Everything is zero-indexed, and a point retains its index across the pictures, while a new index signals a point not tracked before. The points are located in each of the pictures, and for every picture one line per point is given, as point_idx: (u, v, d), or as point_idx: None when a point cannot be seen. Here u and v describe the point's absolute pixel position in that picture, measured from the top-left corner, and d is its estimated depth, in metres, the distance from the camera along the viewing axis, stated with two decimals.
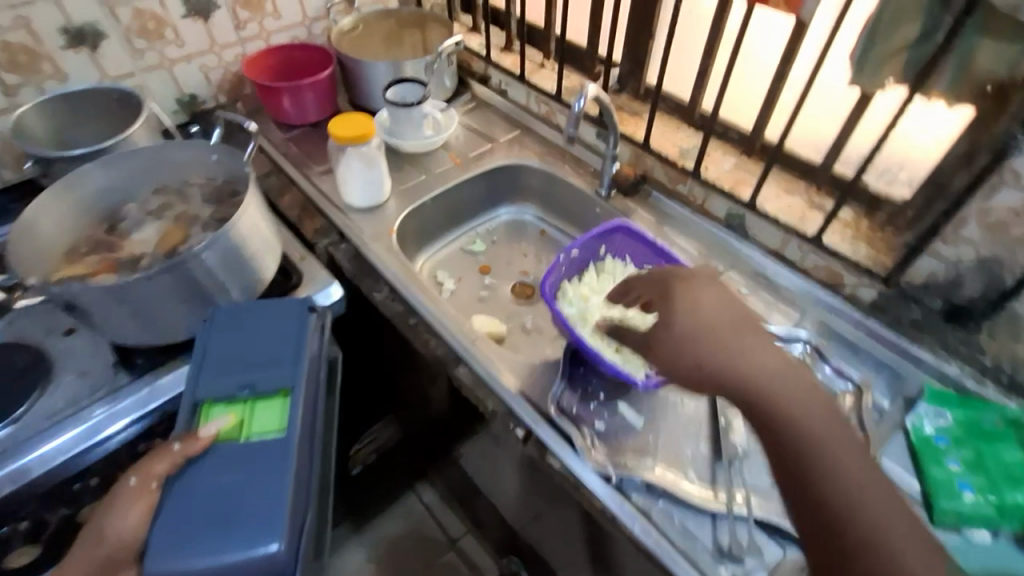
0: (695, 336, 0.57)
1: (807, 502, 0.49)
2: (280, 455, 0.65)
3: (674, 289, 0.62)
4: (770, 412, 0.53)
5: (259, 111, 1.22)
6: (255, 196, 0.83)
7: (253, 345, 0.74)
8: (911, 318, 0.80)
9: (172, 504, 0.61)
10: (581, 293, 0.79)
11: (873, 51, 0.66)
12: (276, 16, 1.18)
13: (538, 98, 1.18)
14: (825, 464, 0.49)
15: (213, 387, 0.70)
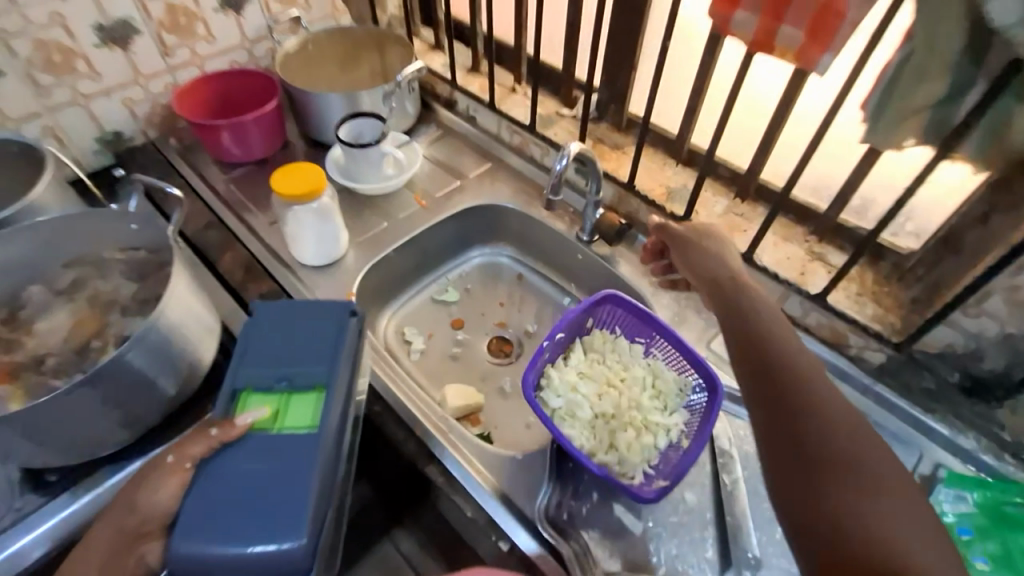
0: (721, 289, 0.66)
1: (792, 429, 0.51)
2: (309, 455, 0.61)
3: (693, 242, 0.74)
4: (768, 347, 0.57)
5: (195, 147, 1.08)
6: (182, 271, 0.72)
7: (291, 338, 0.70)
8: (924, 387, 0.74)
9: (201, 489, 0.59)
10: (565, 382, 0.70)
11: (888, 106, 0.58)
12: (210, 39, 1.04)
13: (510, 128, 1.07)
14: (815, 394, 0.52)
15: (253, 371, 0.67)
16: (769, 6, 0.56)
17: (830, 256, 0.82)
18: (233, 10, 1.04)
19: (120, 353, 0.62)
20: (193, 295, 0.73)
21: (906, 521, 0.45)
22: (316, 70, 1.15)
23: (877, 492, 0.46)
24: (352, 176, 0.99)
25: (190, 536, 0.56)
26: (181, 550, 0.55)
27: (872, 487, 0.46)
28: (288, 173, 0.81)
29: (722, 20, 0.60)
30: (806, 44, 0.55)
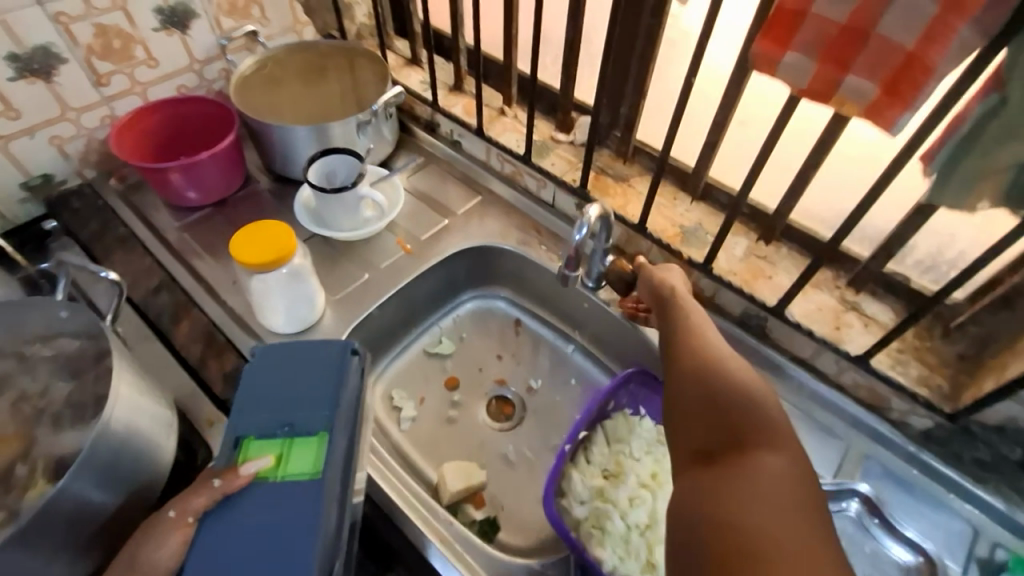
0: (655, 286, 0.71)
1: (693, 378, 0.56)
2: (314, 502, 0.56)
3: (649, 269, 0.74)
4: (680, 324, 0.64)
5: (140, 187, 0.95)
6: (125, 365, 0.61)
7: (292, 384, 0.64)
8: (975, 458, 0.67)
9: (203, 545, 0.54)
10: (592, 482, 0.66)
11: (964, 163, 0.50)
12: (152, 63, 0.90)
13: (501, 157, 0.96)
14: (713, 351, 0.58)
15: (255, 420, 0.62)
16: (831, 53, 0.47)
17: (865, 306, 0.75)
18: (178, 29, 0.90)
19: (58, 487, 0.52)
20: (139, 392, 0.61)
21: (786, 426, 0.50)
22: (277, 91, 0.98)
23: (763, 413, 0.51)
24: (327, 221, 0.87)
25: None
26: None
27: (760, 410, 0.51)
28: (249, 237, 0.69)
29: (769, 63, 0.51)
30: (879, 101, 0.47)
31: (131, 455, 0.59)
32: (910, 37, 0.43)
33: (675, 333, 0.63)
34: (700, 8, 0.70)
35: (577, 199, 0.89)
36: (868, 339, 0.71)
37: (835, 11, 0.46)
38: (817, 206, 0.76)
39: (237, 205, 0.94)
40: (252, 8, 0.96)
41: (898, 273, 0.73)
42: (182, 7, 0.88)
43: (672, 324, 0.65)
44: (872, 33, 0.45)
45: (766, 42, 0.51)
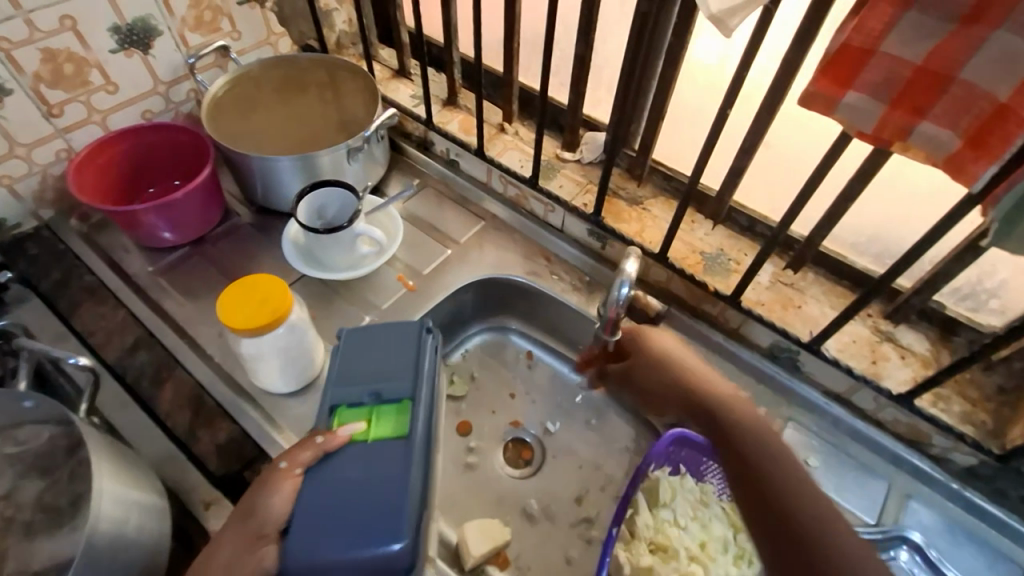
0: (655, 361, 0.64)
1: (752, 485, 0.55)
2: (406, 458, 0.52)
3: (649, 345, 0.65)
4: (711, 411, 0.60)
5: (106, 226, 0.86)
6: (106, 460, 0.54)
7: (375, 357, 0.60)
8: (1022, 496, 0.64)
9: (305, 498, 0.50)
10: (640, 563, 0.62)
11: None
12: (110, 89, 0.81)
13: (503, 179, 0.88)
14: (759, 447, 0.56)
15: (342, 389, 0.58)
16: (902, 98, 0.43)
17: (900, 336, 0.71)
18: (139, 49, 0.80)
19: None
20: (134, 484, 0.55)
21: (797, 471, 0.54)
22: (254, 114, 0.87)
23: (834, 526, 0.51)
24: (320, 259, 0.80)
25: (297, 541, 0.48)
26: (289, 557, 0.47)
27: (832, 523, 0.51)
28: (237, 297, 0.64)
29: (826, 103, 0.46)
30: (961, 152, 0.43)
31: (135, 562, 0.53)
32: (1003, 86, 0.39)
33: (711, 423, 0.60)
34: (734, 38, 0.64)
35: (589, 225, 0.82)
36: (906, 374, 0.68)
37: (910, 51, 0.41)
38: (849, 232, 0.71)
39: (217, 242, 0.86)
40: (221, 21, 0.86)
41: (936, 301, 0.69)
42: (141, 24, 0.79)
43: (700, 411, 0.61)
44: (954, 78, 0.40)
45: (823, 81, 0.46)
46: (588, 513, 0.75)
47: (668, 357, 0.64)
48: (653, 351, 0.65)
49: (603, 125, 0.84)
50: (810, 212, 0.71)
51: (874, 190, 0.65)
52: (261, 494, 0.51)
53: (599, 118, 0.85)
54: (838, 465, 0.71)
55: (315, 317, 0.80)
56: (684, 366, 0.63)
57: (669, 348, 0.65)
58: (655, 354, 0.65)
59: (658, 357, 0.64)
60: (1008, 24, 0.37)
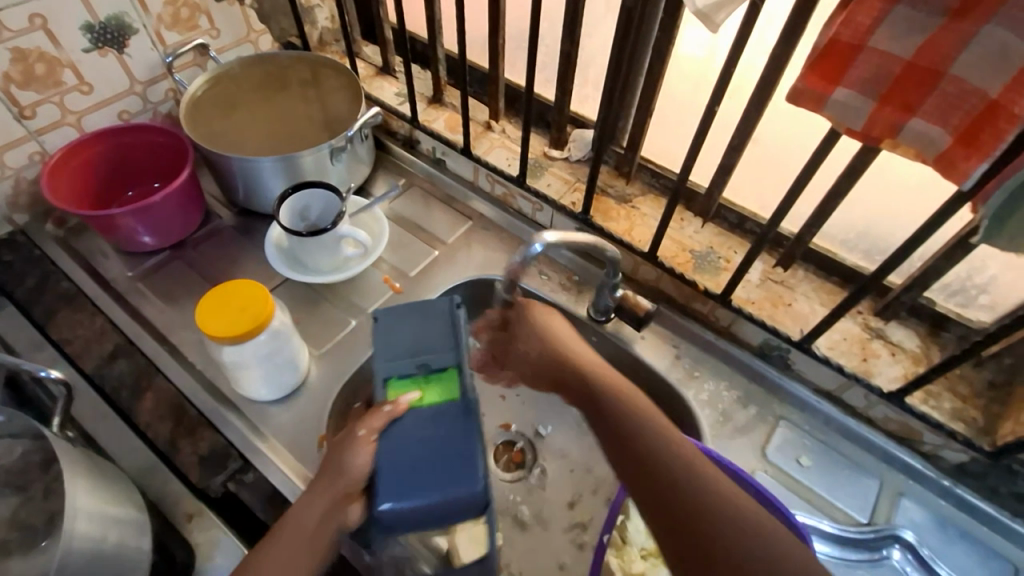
0: (554, 356, 0.61)
1: (650, 486, 0.47)
2: (466, 415, 0.54)
3: (545, 335, 0.63)
4: (608, 414, 0.54)
5: (83, 230, 0.84)
6: (80, 476, 0.52)
7: (413, 331, 0.60)
8: (1014, 492, 0.64)
9: (381, 457, 0.52)
10: (633, 568, 0.63)
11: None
12: (84, 89, 0.78)
13: (490, 178, 0.87)
14: (657, 442, 0.50)
15: (389, 362, 0.58)
16: (892, 94, 0.42)
17: (891, 333, 0.70)
18: (113, 47, 0.78)
19: None
20: (112, 499, 0.54)
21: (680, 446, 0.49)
22: (235, 114, 0.85)
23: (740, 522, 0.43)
24: (303, 262, 0.78)
25: (385, 496, 0.50)
26: (381, 511, 0.50)
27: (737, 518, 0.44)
28: (215, 305, 0.62)
29: (814, 100, 0.45)
30: (953, 150, 0.42)
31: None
32: (994, 82, 0.38)
33: (606, 427, 0.53)
34: (722, 32, 0.63)
35: (577, 224, 0.81)
36: (897, 371, 0.68)
37: (899, 46, 0.40)
38: (838, 228, 0.71)
39: (198, 245, 0.84)
40: (199, 18, 0.84)
41: (926, 297, 0.68)
42: (115, 22, 0.76)
43: (598, 415, 0.55)
44: (944, 74, 0.40)
45: (811, 77, 0.45)
46: (581, 518, 0.74)
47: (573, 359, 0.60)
48: (545, 344, 0.63)
49: (590, 122, 0.83)
50: (799, 209, 0.70)
51: (865, 186, 0.65)
52: (341, 455, 0.53)
53: (587, 115, 0.84)
54: (829, 463, 0.71)
55: (300, 321, 0.79)
56: (586, 370, 0.58)
57: (548, 327, 0.64)
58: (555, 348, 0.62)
59: (554, 349, 0.62)
60: (999, 18, 0.36)
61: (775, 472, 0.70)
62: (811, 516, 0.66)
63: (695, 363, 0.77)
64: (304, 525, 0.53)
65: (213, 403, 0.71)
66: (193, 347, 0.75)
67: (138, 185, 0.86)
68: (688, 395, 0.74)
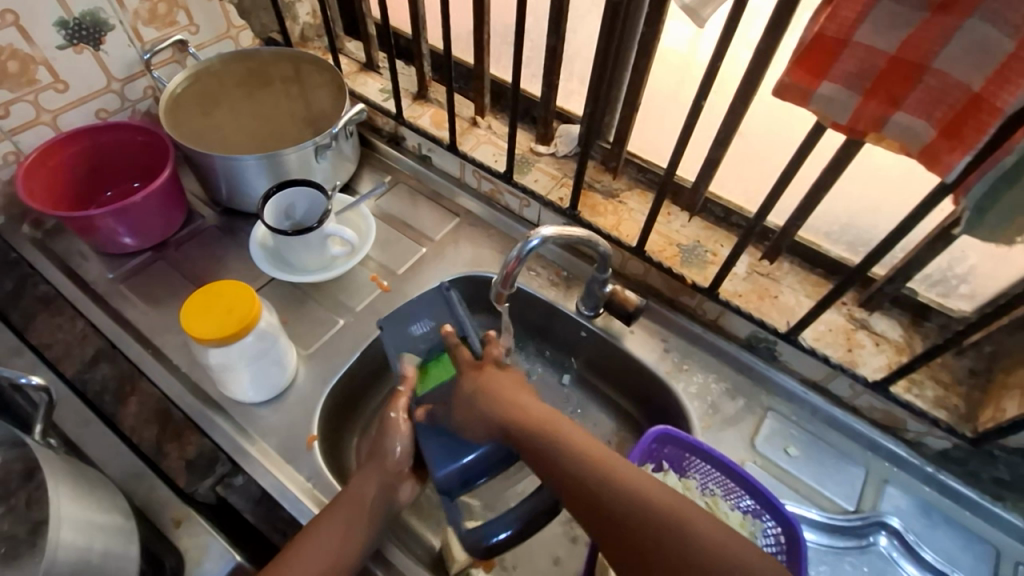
0: (491, 406, 0.57)
1: (594, 518, 0.46)
2: None
3: (481, 390, 0.58)
4: (540, 454, 0.52)
5: (61, 231, 0.82)
6: (65, 485, 0.51)
7: (415, 326, 0.67)
8: (994, 476, 0.65)
9: (423, 436, 0.60)
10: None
11: (1001, 196, 0.44)
12: (60, 87, 0.76)
13: (476, 174, 0.86)
14: (591, 479, 0.48)
15: (402, 358, 0.65)
16: (877, 88, 0.43)
17: (875, 324, 0.71)
18: (89, 44, 0.76)
19: None
20: (96, 506, 0.53)
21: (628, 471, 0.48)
22: (216, 111, 0.84)
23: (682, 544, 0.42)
24: (289, 261, 0.77)
25: (437, 464, 0.58)
26: (439, 475, 0.58)
27: (679, 540, 0.42)
28: (201, 305, 0.62)
29: (800, 94, 0.46)
30: (936, 142, 0.42)
31: None
32: (976, 76, 0.39)
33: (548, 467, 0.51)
34: (708, 26, 0.63)
35: (563, 220, 0.81)
36: (881, 360, 0.69)
37: (883, 40, 0.40)
38: (822, 220, 0.71)
39: (181, 245, 0.83)
40: (177, 14, 0.82)
41: (908, 287, 0.69)
42: (90, 18, 0.74)
43: (533, 456, 0.53)
44: (927, 68, 0.40)
45: (798, 72, 0.45)
46: None
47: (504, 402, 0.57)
48: (479, 404, 0.58)
49: (576, 117, 0.83)
50: (785, 202, 0.71)
51: (848, 178, 0.65)
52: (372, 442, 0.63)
53: (573, 110, 0.83)
54: (816, 452, 0.72)
55: (286, 321, 0.78)
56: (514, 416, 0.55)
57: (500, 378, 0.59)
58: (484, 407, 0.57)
59: (489, 405, 0.57)
60: (980, 12, 0.37)
61: (765, 462, 0.71)
62: (797, 505, 0.68)
63: (683, 356, 0.78)
64: (361, 497, 0.58)
65: (199, 405, 0.70)
66: (177, 349, 0.73)
67: (116, 185, 0.85)
68: (678, 387, 0.75)
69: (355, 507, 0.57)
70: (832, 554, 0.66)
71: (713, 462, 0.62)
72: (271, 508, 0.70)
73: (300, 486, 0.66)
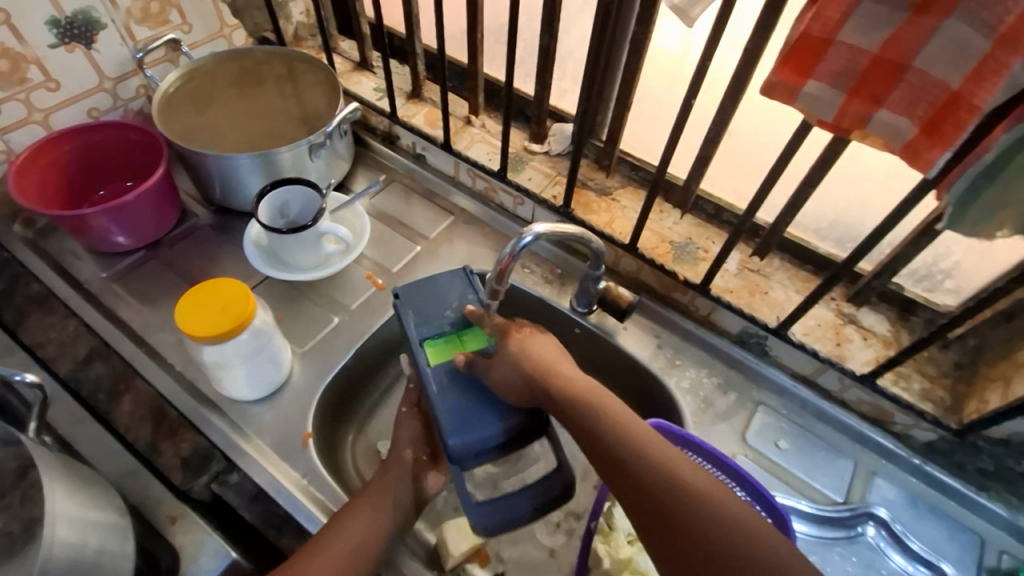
0: (537, 369, 0.57)
1: (629, 489, 0.47)
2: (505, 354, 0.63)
3: (526, 352, 0.59)
4: (581, 424, 0.52)
5: (53, 230, 0.82)
6: (58, 482, 0.51)
7: (434, 302, 0.66)
8: (979, 467, 0.67)
9: (437, 399, 0.60)
10: (620, 554, 0.62)
11: (981, 192, 0.45)
12: (51, 86, 0.76)
13: (470, 173, 0.87)
14: (631, 450, 0.48)
15: (419, 327, 0.64)
16: (861, 86, 0.44)
17: (863, 318, 0.72)
18: (81, 43, 0.76)
19: None
20: (91, 504, 0.53)
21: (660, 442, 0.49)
22: (210, 110, 0.84)
23: (715, 527, 0.43)
24: (285, 259, 0.77)
25: (450, 429, 0.58)
26: (451, 441, 0.57)
27: (713, 523, 0.43)
28: (196, 301, 0.62)
29: (787, 92, 0.47)
30: (918, 140, 0.44)
31: None
32: (955, 75, 0.40)
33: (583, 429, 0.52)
34: (697, 26, 0.64)
35: (556, 218, 0.82)
36: (869, 354, 0.70)
37: (866, 40, 0.41)
38: (812, 217, 0.72)
39: (174, 244, 0.83)
40: (170, 13, 0.82)
41: (895, 283, 0.71)
42: (82, 17, 0.74)
43: (573, 424, 0.53)
44: (908, 67, 0.41)
45: (784, 71, 0.46)
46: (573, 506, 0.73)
47: (547, 368, 0.57)
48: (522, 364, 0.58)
49: (569, 116, 0.84)
50: (774, 199, 0.72)
51: (836, 176, 0.66)
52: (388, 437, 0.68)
53: (566, 109, 0.84)
54: (806, 446, 0.73)
55: (281, 319, 0.78)
56: (558, 381, 0.56)
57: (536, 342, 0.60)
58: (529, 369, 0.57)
59: (533, 365, 0.58)
60: (958, 13, 0.38)
61: (756, 456, 0.72)
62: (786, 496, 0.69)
63: (676, 352, 0.79)
64: (389, 489, 0.63)
65: (194, 403, 0.70)
66: (171, 348, 0.73)
67: (109, 184, 0.85)
68: (670, 382, 0.76)
69: (379, 499, 0.61)
70: (820, 544, 0.67)
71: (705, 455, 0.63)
72: (267, 504, 0.70)
73: (295, 482, 0.66)
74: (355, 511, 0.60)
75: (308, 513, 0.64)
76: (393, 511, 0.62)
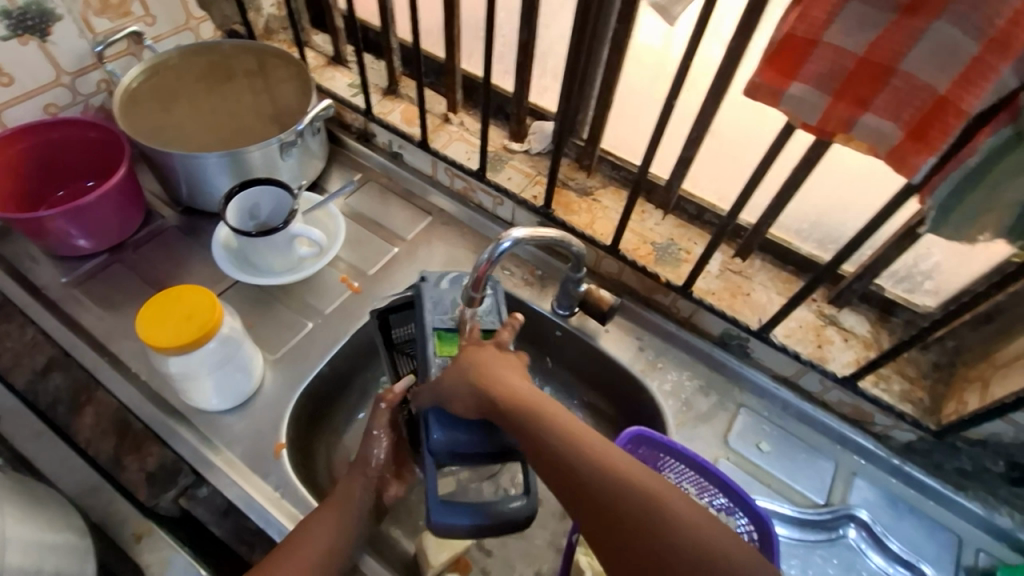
0: (506, 411, 0.49)
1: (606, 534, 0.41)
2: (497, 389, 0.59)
3: (482, 384, 0.50)
4: (575, 491, 0.43)
5: (7, 234, 0.78)
6: (11, 506, 0.49)
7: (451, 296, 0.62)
8: (957, 467, 0.67)
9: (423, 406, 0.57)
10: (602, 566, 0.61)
11: (964, 196, 0.45)
12: (4, 81, 0.72)
13: (449, 172, 0.85)
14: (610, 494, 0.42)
15: (437, 315, 0.61)
16: (845, 89, 0.43)
17: (843, 320, 0.72)
18: (35, 35, 0.72)
19: None
20: (47, 526, 0.51)
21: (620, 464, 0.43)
22: (175, 108, 0.80)
23: None
24: (254, 264, 0.74)
25: (438, 423, 0.55)
26: (433, 436, 0.55)
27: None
28: (161, 310, 0.59)
29: (770, 94, 0.45)
30: (902, 144, 0.43)
31: None
32: (942, 80, 0.39)
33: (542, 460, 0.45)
34: (681, 24, 0.62)
35: (537, 218, 0.80)
36: (849, 355, 0.70)
37: (852, 41, 0.40)
38: (794, 218, 0.72)
39: (138, 247, 0.80)
40: (132, 4, 0.78)
41: (876, 283, 0.70)
42: (36, 8, 0.70)
43: (564, 487, 0.44)
44: (895, 70, 0.40)
45: (768, 72, 0.45)
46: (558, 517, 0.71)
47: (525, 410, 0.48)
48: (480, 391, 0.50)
49: (549, 114, 0.82)
50: (755, 199, 0.71)
51: (819, 176, 0.66)
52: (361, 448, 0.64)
53: (546, 107, 0.82)
54: (787, 448, 0.73)
55: (252, 325, 0.76)
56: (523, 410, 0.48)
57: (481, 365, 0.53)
58: (509, 417, 0.48)
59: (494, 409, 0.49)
60: (946, 15, 0.37)
61: (738, 459, 0.71)
62: (768, 499, 0.68)
63: (658, 354, 0.78)
64: (349, 502, 0.60)
65: (160, 414, 0.67)
66: (134, 356, 0.70)
67: (70, 183, 0.81)
68: (652, 385, 0.75)
69: (341, 507, 0.59)
70: (802, 546, 0.67)
71: (683, 460, 0.62)
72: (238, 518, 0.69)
73: (267, 495, 0.64)
74: (322, 515, 0.58)
75: (281, 527, 0.62)
76: (353, 513, 0.60)
